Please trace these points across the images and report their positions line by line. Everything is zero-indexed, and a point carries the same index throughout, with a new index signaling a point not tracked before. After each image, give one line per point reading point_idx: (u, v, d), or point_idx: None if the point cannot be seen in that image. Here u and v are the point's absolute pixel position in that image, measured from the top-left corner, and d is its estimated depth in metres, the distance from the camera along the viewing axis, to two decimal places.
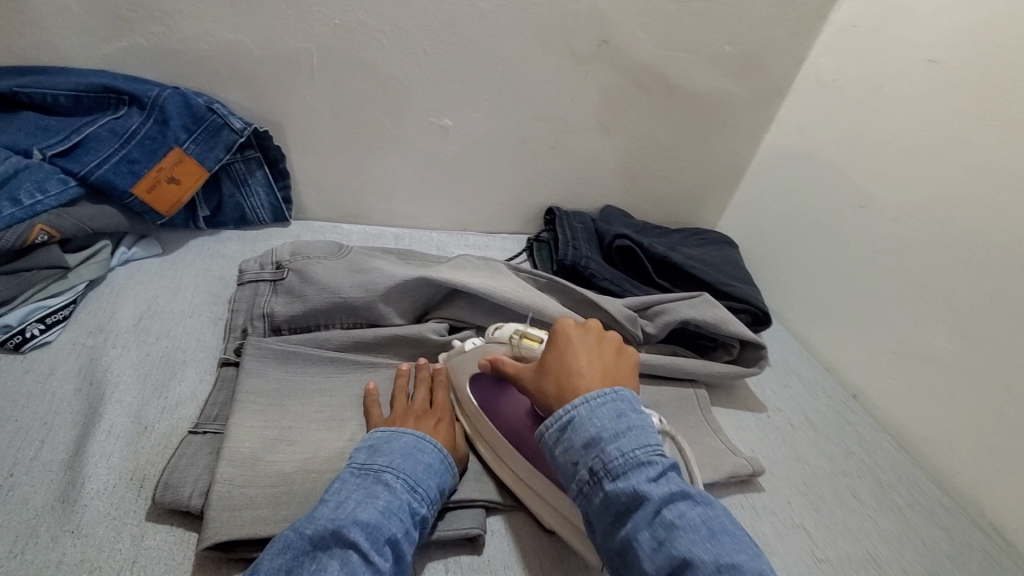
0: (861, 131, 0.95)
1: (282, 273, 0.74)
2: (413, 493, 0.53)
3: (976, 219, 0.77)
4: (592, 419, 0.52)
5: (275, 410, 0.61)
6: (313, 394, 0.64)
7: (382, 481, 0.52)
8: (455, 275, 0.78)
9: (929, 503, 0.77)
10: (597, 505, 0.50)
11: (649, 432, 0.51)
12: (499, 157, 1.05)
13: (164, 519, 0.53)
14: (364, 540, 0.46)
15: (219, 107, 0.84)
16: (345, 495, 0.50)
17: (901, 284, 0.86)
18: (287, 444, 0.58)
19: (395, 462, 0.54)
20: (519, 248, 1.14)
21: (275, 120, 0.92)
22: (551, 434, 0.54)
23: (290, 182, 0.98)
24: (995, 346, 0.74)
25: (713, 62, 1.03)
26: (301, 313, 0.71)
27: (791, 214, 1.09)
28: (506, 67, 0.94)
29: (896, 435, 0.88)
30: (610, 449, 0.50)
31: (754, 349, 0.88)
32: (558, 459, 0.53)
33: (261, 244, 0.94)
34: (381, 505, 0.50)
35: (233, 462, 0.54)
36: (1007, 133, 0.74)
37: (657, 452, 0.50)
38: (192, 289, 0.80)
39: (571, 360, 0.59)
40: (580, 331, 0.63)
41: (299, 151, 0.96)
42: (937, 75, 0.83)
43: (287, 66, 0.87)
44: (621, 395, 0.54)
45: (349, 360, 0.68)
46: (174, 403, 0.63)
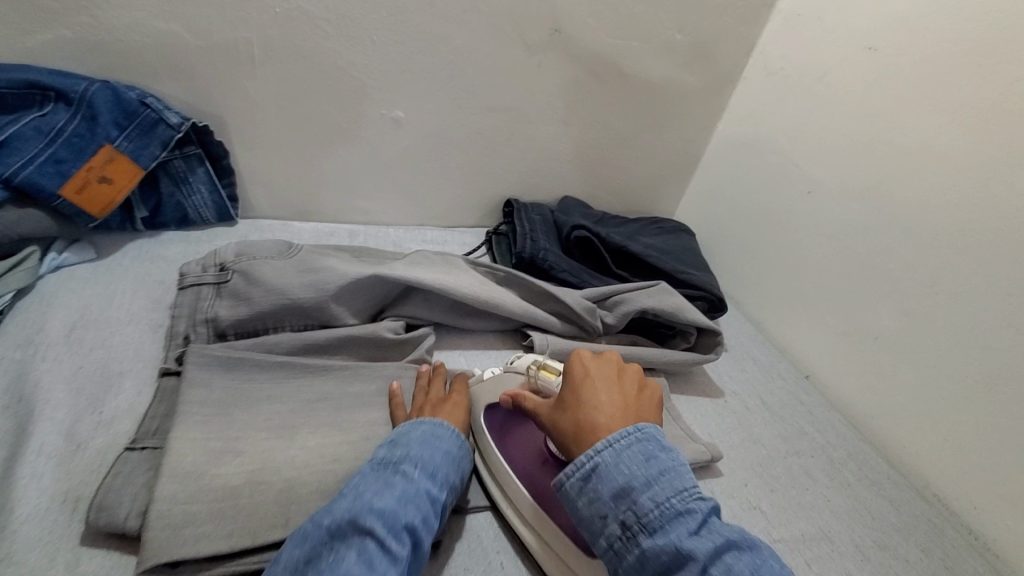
0: (806, 118, 0.97)
1: (226, 275, 0.71)
2: (432, 481, 0.53)
3: (915, 202, 0.80)
4: (619, 466, 0.49)
5: (220, 420, 0.58)
6: (262, 401, 0.62)
7: (400, 471, 0.52)
8: (409, 272, 0.76)
9: (877, 477, 0.81)
10: (633, 564, 0.46)
11: (683, 476, 0.48)
12: (455, 149, 1.03)
13: (99, 542, 0.50)
14: (381, 527, 0.46)
15: (153, 101, 0.80)
16: (364, 486, 0.50)
17: (847, 266, 0.89)
18: (234, 455, 0.56)
19: (413, 453, 0.55)
20: (478, 242, 1.12)
21: (215, 114, 0.87)
22: (574, 483, 0.50)
23: (235, 179, 0.93)
24: (934, 324, 0.77)
25: (665, 51, 1.03)
26: (247, 318, 0.68)
27: (743, 201, 1.11)
28: (458, 57, 0.92)
29: (845, 413, 0.91)
30: (643, 499, 0.47)
31: (711, 336, 0.89)
32: (583, 512, 0.50)
33: (205, 245, 0.90)
34: (399, 494, 0.49)
35: (173, 478, 0.52)
36: (941, 118, 0.77)
37: (693, 496, 0.47)
38: (129, 296, 0.76)
39: (591, 395, 0.56)
40: (599, 363, 0.60)
41: (243, 146, 0.92)
42: (875, 63, 0.86)
43: (226, 57, 0.82)
44: (646, 433, 0.51)
45: (301, 364, 0.66)
46: (110, 418, 0.60)
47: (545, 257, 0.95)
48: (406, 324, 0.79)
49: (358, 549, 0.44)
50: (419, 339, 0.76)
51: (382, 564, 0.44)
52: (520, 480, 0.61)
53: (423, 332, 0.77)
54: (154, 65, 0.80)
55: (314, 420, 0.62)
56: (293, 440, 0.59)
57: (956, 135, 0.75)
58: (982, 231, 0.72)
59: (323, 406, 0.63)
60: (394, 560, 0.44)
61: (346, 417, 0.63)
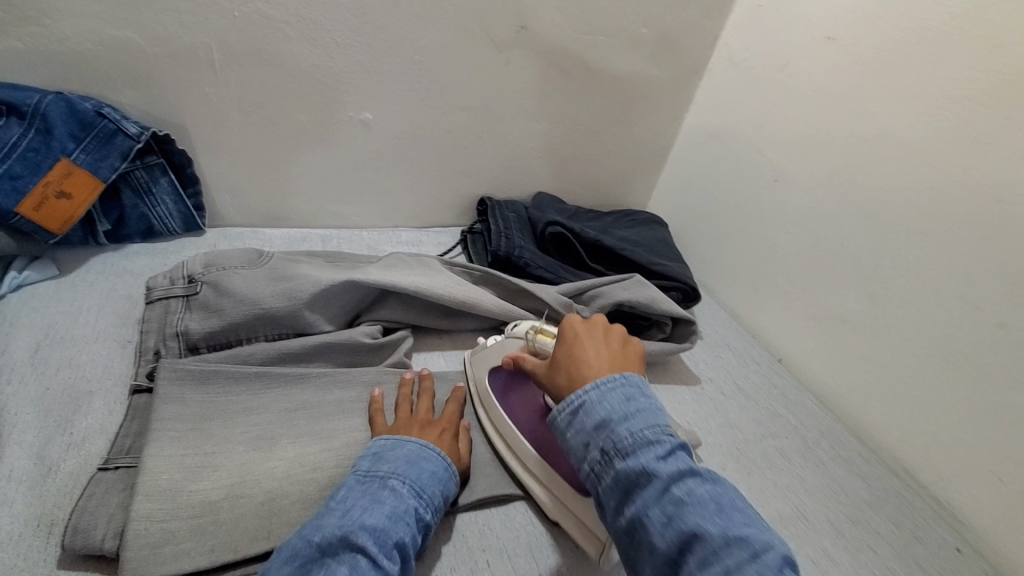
0: (770, 108, 0.99)
1: (195, 287, 0.70)
2: (419, 500, 0.52)
3: (876, 186, 0.83)
4: (602, 402, 0.50)
5: (196, 435, 0.57)
6: (238, 413, 0.61)
7: (389, 487, 0.51)
8: (384, 276, 0.76)
9: (850, 455, 0.83)
10: (606, 485, 0.47)
11: (659, 414, 0.49)
12: (426, 149, 1.03)
13: (77, 565, 0.49)
14: (372, 545, 0.45)
15: (111, 111, 0.78)
16: (353, 501, 0.49)
17: (814, 252, 0.92)
18: (210, 470, 0.55)
19: (400, 468, 0.54)
20: (453, 242, 1.12)
21: (178, 122, 0.86)
22: (563, 418, 0.52)
23: (201, 188, 0.92)
24: (898, 304, 0.80)
25: (631, 45, 1.04)
26: (219, 329, 0.67)
27: (713, 190, 1.13)
28: (425, 56, 0.92)
29: (817, 394, 0.94)
30: (619, 429, 0.48)
31: (686, 326, 0.91)
32: (570, 442, 0.51)
33: (172, 257, 0.88)
34: (388, 512, 0.49)
35: (150, 497, 0.51)
36: (898, 105, 0.79)
37: (666, 431, 0.48)
38: (96, 313, 0.74)
39: (581, 352, 0.58)
40: (589, 326, 0.63)
41: (208, 154, 0.90)
42: (833, 52, 0.88)
43: (186, 64, 0.81)
44: (630, 379, 0.52)
45: (277, 373, 0.65)
46: (80, 439, 0.58)
47: (521, 254, 0.96)
48: (383, 327, 0.79)
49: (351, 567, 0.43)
50: (395, 341, 0.76)
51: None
52: (525, 435, 0.65)
53: (400, 335, 0.77)
54: (110, 73, 0.78)
55: (293, 429, 0.61)
56: (272, 450, 0.58)
57: (912, 120, 0.78)
58: (940, 212, 0.75)
59: (301, 415, 0.63)
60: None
61: (325, 425, 0.63)
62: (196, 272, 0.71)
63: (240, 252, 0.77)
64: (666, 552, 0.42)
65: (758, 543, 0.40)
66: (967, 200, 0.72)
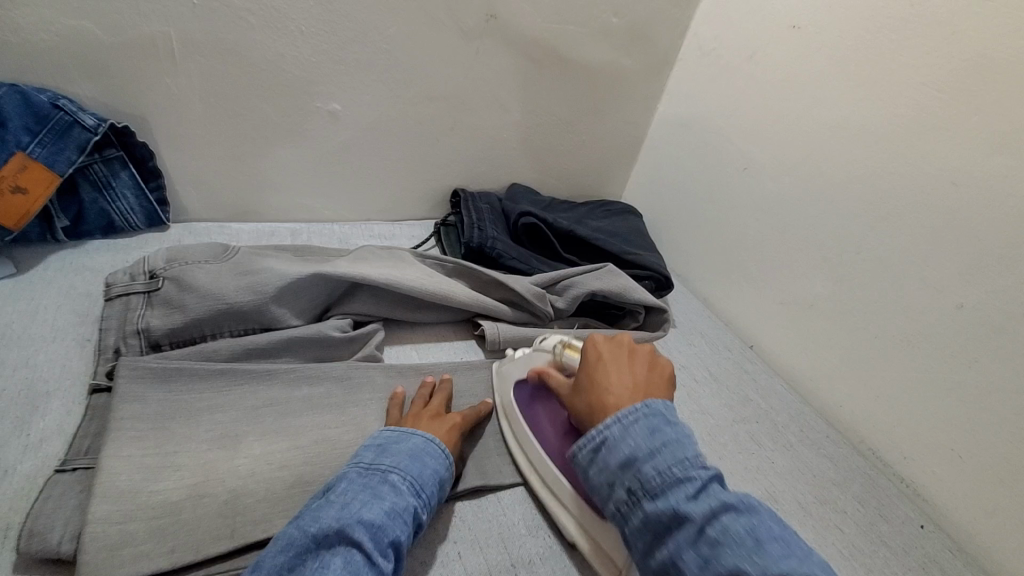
0: (739, 96, 1.00)
1: (156, 283, 0.68)
2: (417, 497, 0.52)
3: (841, 173, 0.84)
4: (625, 438, 0.49)
5: (158, 434, 0.56)
6: (202, 411, 0.60)
7: (390, 481, 0.51)
8: (353, 269, 0.75)
9: (817, 436, 0.85)
10: (635, 527, 0.46)
11: (686, 445, 0.47)
12: (397, 141, 1.02)
13: (32, 571, 0.47)
14: (369, 541, 0.45)
15: (66, 103, 0.75)
16: (354, 493, 0.49)
17: (783, 238, 0.93)
18: (173, 469, 0.54)
19: (402, 463, 0.53)
20: (426, 234, 1.11)
21: (138, 114, 0.83)
22: (586, 455, 0.51)
23: (164, 182, 0.89)
24: (863, 288, 0.82)
25: (602, 34, 1.04)
26: (182, 326, 0.66)
27: (685, 180, 1.14)
28: (393, 45, 0.90)
29: (787, 378, 0.95)
30: (645, 468, 0.46)
31: (658, 314, 0.92)
32: (594, 482, 0.50)
33: (135, 253, 0.85)
34: (388, 508, 0.49)
35: (108, 498, 0.49)
36: (861, 92, 0.80)
37: (695, 464, 0.46)
38: (53, 311, 0.71)
39: (603, 377, 0.57)
40: (613, 347, 0.61)
41: (171, 147, 0.87)
42: (799, 40, 0.89)
43: (144, 54, 0.78)
44: (654, 409, 0.51)
45: (243, 370, 0.64)
46: (36, 440, 0.56)
47: (494, 246, 0.95)
48: (353, 320, 0.78)
49: (347, 561, 0.43)
50: (365, 335, 0.76)
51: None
52: (545, 452, 0.64)
53: (371, 328, 0.77)
54: (63, 63, 0.75)
55: (259, 426, 0.60)
56: (237, 447, 0.57)
57: (874, 107, 0.79)
58: (902, 197, 0.76)
59: (268, 411, 0.62)
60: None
61: (293, 420, 0.62)
62: (157, 267, 0.69)
63: (205, 245, 0.76)
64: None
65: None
66: (927, 185, 0.74)
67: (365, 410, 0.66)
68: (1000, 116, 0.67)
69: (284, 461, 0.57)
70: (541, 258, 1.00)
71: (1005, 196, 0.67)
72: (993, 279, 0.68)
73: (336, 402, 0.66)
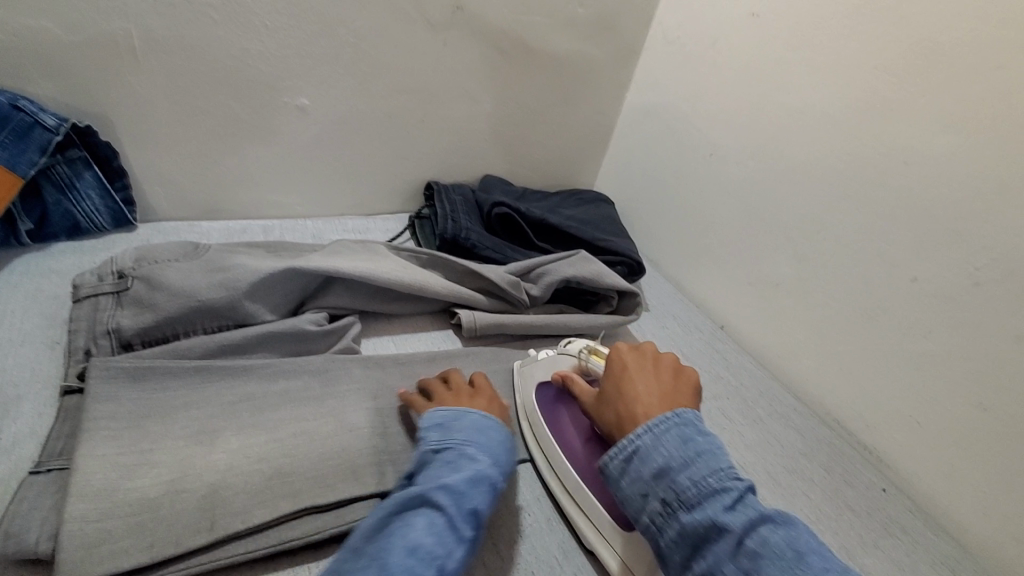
0: (704, 83, 1.02)
1: (126, 283, 0.67)
2: (493, 469, 0.56)
3: (802, 155, 0.87)
4: (658, 448, 0.51)
5: (133, 433, 0.56)
6: (178, 409, 0.59)
7: (466, 456, 0.55)
8: (327, 262, 0.76)
9: (786, 411, 0.88)
10: (670, 538, 0.47)
11: (719, 456, 0.50)
12: (368, 135, 1.01)
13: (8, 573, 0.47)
14: (453, 507, 0.49)
15: (25, 103, 0.73)
16: (435, 469, 0.53)
17: (750, 221, 0.96)
18: (149, 467, 0.53)
19: (472, 438, 0.57)
20: (401, 228, 1.11)
21: (100, 113, 0.81)
22: (617, 465, 0.53)
23: (129, 181, 0.88)
24: (824, 266, 0.85)
25: (569, 24, 1.05)
26: (153, 324, 0.65)
27: (655, 167, 1.16)
28: (360, 38, 0.90)
29: (756, 356, 0.99)
30: (681, 479, 0.48)
31: (631, 299, 0.96)
32: (625, 491, 0.52)
33: (102, 254, 0.84)
34: (470, 478, 0.52)
35: (84, 497, 0.49)
36: (818, 76, 0.83)
37: (729, 476, 0.48)
38: (19, 315, 0.70)
39: (631, 385, 0.59)
40: (640, 356, 0.64)
41: (136, 146, 0.86)
42: (758, 28, 0.91)
43: (104, 51, 0.76)
44: (684, 418, 0.53)
45: (218, 366, 0.64)
46: (9, 444, 0.55)
47: (468, 237, 0.97)
48: (329, 314, 0.78)
49: (428, 526, 0.47)
50: (341, 328, 0.76)
51: (449, 541, 0.47)
52: (567, 456, 0.67)
53: (348, 321, 0.77)
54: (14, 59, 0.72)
55: (237, 420, 0.60)
56: (214, 443, 0.57)
57: (830, 91, 0.82)
58: (859, 178, 0.80)
59: (245, 405, 0.62)
60: (460, 540, 0.48)
61: (271, 413, 0.62)
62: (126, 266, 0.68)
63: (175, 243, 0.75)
64: None
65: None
66: (881, 165, 0.77)
67: (342, 401, 0.67)
68: (945, 96, 0.70)
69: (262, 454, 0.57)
70: (514, 248, 1.02)
71: (952, 173, 0.70)
72: (943, 252, 0.71)
73: (313, 395, 0.66)
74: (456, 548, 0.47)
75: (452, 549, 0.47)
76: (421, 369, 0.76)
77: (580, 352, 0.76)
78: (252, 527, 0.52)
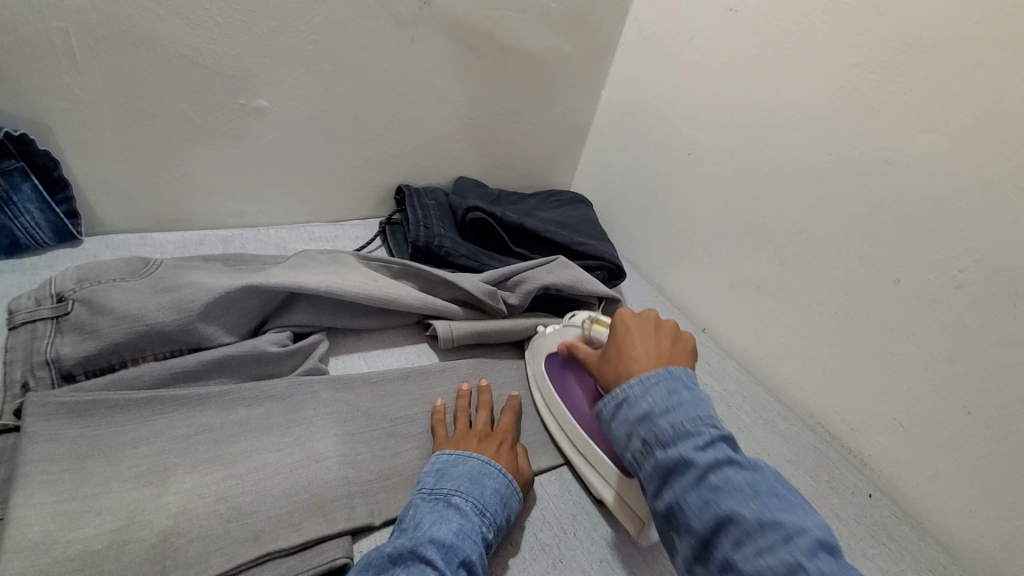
0: (681, 80, 1.00)
1: (67, 307, 0.61)
2: (482, 517, 0.55)
3: (783, 154, 0.85)
4: (645, 395, 0.51)
5: (74, 477, 0.51)
6: (126, 446, 0.54)
7: (456, 511, 0.54)
8: (289, 279, 0.71)
9: (770, 415, 0.87)
10: (647, 471, 0.48)
11: (701, 406, 0.49)
12: (334, 137, 0.96)
13: None
14: (440, 558, 0.49)
15: None
16: (431, 520, 0.53)
17: (731, 221, 0.94)
18: (94, 514, 0.49)
19: (463, 486, 0.57)
20: (372, 234, 1.07)
21: (37, 120, 0.75)
22: (609, 409, 0.54)
23: (73, 192, 0.81)
24: (807, 267, 0.83)
25: (541, 19, 1.02)
26: (98, 352, 0.60)
27: (633, 166, 1.13)
28: (321, 36, 0.85)
29: (739, 359, 0.97)
30: (660, 421, 0.48)
31: (613, 304, 0.92)
32: (615, 433, 0.53)
33: (45, 272, 0.78)
34: (460, 536, 0.51)
35: (17, 554, 0.44)
36: (797, 74, 0.82)
37: (707, 423, 0.48)
38: None
39: (628, 346, 0.59)
40: (641, 319, 0.63)
41: (79, 154, 0.79)
42: (735, 23, 0.89)
43: (37, 52, 0.70)
44: (675, 374, 0.53)
45: (171, 397, 0.59)
46: None
47: (441, 244, 0.93)
48: (293, 333, 0.74)
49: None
50: (306, 348, 0.72)
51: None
52: (578, 420, 0.71)
53: (314, 340, 0.73)
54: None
55: (192, 456, 0.56)
56: (166, 484, 0.53)
57: (810, 89, 0.80)
58: (840, 177, 0.78)
59: (201, 439, 0.57)
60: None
61: (229, 446, 0.58)
62: (65, 288, 0.62)
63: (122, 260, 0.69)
64: (701, 533, 0.43)
65: (790, 525, 0.41)
66: (863, 164, 0.75)
67: (308, 428, 0.62)
68: (927, 94, 0.68)
69: (219, 494, 0.53)
70: (491, 254, 0.98)
71: (935, 172, 0.68)
72: (925, 254, 0.70)
73: (275, 422, 0.62)
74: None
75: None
76: (395, 388, 0.72)
77: (581, 325, 0.76)
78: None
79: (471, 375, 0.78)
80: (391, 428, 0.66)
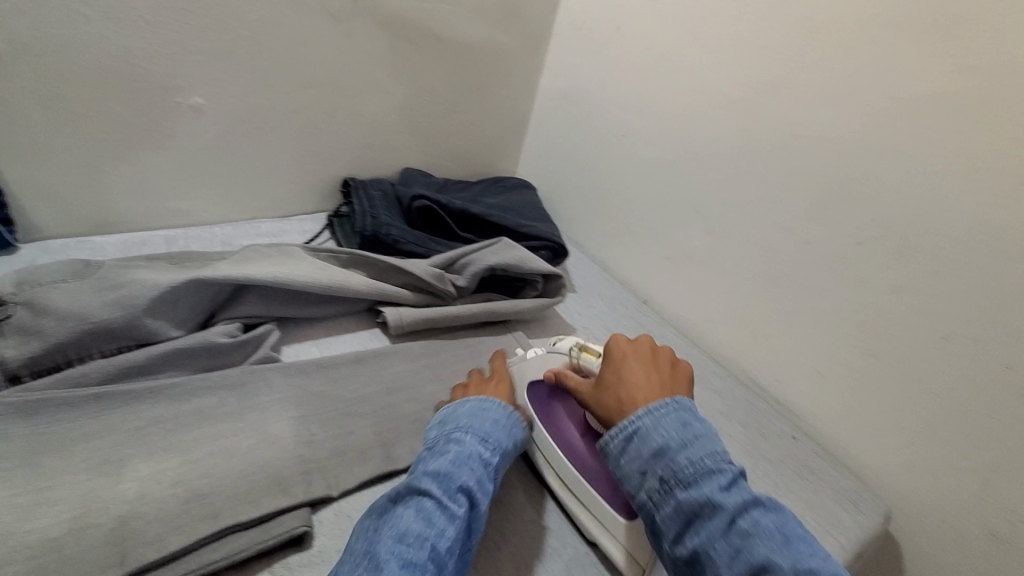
0: (613, 66, 1.06)
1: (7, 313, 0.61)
2: (484, 444, 0.61)
3: (709, 133, 0.92)
4: (659, 428, 0.55)
5: (21, 471, 0.51)
6: (77, 440, 0.55)
7: (460, 451, 0.58)
8: (235, 270, 0.72)
9: (707, 374, 0.94)
10: (665, 514, 0.52)
11: (714, 442, 0.55)
12: (274, 133, 0.97)
13: None
14: (436, 487, 0.54)
15: None
16: (438, 458, 0.58)
17: (665, 196, 1.00)
18: (49, 505, 0.50)
19: (467, 421, 0.63)
20: (320, 227, 1.08)
21: None
22: (617, 445, 0.57)
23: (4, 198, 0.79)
24: (733, 235, 0.90)
25: (473, 12, 1.05)
26: (42, 353, 0.60)
27: (573, 149, 1.18)
28: (256, 32, 0.86)
29: (679, 325, 1.04)
30: (679, 458, 0.53)
31: (557, 281, 0.96)
32: (625, 470, 0.56)
33: None
34: (464, 472, 0.57)
35: None
36: (717, 55, 0.88)
37: (723, 459, 0.53)
38: None
39: (630, 377, 0.63)
40: (639, 347, 0.67)
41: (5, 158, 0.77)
42: (660, 10, 0.95)
43: None
44: (682, 405, 0.58)
45: (118, 389, 0.60)
46: None
47: (388, 232, 0.94)
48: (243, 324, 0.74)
49: (422, 515, 0.52)
50: (257, 339, 0.73)
51: (439, 522, 0.52)
52: (568, 454, 0.70)
53: (266, 329, 0.74)
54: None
55: (144, 447, 0.57)
56: (117, 473, 0.54)
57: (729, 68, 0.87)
58: (760, 151, 0.85)
59: (152, 426, 0.59)
60: (452, 521, 0.53)
61: (181, 433, 0.59)
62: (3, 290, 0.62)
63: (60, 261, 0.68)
64: None
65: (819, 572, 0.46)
66: (777, 139, 0.83)
67: (262, 415, 0.64)
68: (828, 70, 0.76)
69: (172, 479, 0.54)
70: (436, 240, 1.00)
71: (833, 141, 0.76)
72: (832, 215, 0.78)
73: (229, 412, 0.64)
74: (448, 529, 0.52)
75: (443, 531, 0.52)
76: (347, 371, 0.74)
77: (566, 350, 0.76)
78: (166, 555, 0.49)
79: (422, 357, 0.81)
80: (344, 409, 0.68)
